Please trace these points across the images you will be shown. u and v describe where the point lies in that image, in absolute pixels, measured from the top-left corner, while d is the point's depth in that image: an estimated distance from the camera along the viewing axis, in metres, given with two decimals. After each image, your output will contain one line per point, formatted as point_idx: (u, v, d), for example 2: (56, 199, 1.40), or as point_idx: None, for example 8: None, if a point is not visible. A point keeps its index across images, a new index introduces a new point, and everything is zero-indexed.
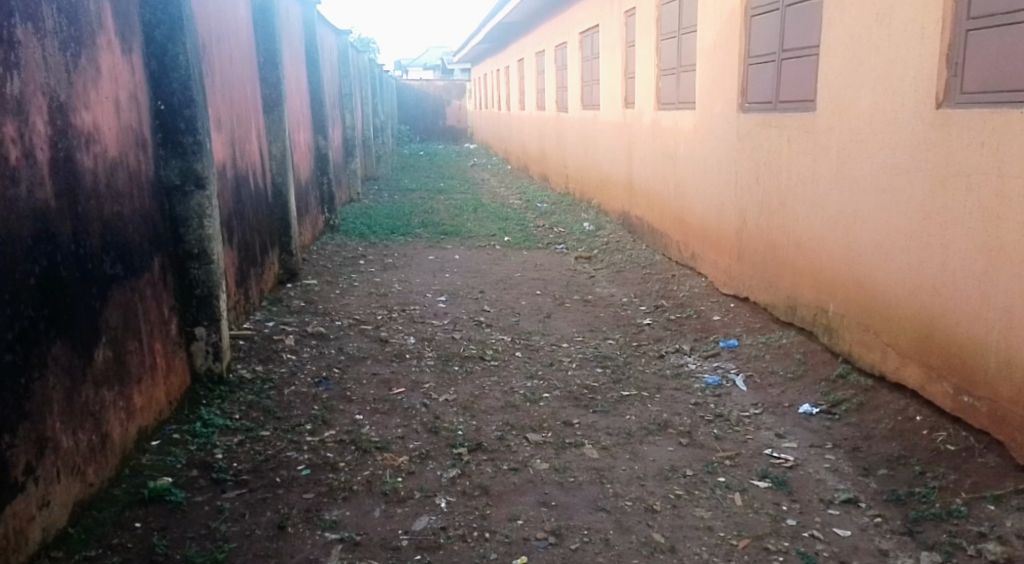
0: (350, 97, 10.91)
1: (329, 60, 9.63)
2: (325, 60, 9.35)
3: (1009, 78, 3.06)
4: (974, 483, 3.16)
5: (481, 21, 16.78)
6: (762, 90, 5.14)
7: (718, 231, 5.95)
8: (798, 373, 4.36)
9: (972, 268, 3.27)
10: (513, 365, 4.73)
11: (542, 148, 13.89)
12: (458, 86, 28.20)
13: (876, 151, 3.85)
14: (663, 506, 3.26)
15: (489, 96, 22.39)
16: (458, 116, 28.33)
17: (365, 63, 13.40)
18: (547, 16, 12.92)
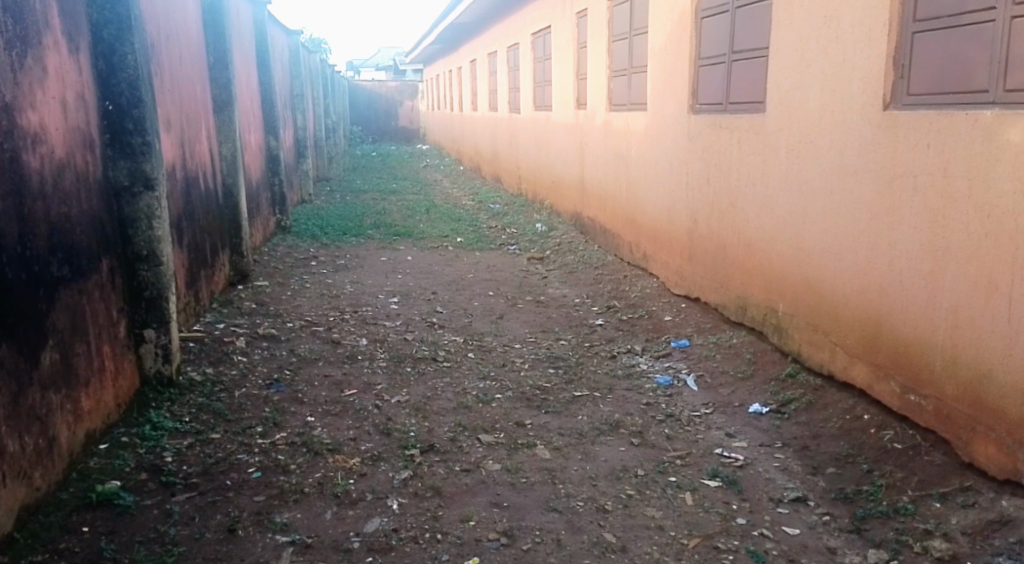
0: (302, 98, 10.87)
1: (279, 60, 9.58)
2: (276, 60, 9.30)
3: (955, 80, 3.09)
4: (920, 480, 3.15)
5: (432, 24, 16.89)
6: (711, 92, 5.23)
7: (670, 232, 6.01)
8: (747, 373, 4.46)
9: (918, 268, 3.27)
10: (466, 366, 4.80)
11: (493, 148, 14.03)
12: (411, 87, 28.38)
13: (826, 151, 3.88)
14: (615, 506, 3.24)
15: (442, 97, 22.57)
16: (412, 117, 28.65)
17: (316, 64, 13.35)
18: (497, 18, 13.04)
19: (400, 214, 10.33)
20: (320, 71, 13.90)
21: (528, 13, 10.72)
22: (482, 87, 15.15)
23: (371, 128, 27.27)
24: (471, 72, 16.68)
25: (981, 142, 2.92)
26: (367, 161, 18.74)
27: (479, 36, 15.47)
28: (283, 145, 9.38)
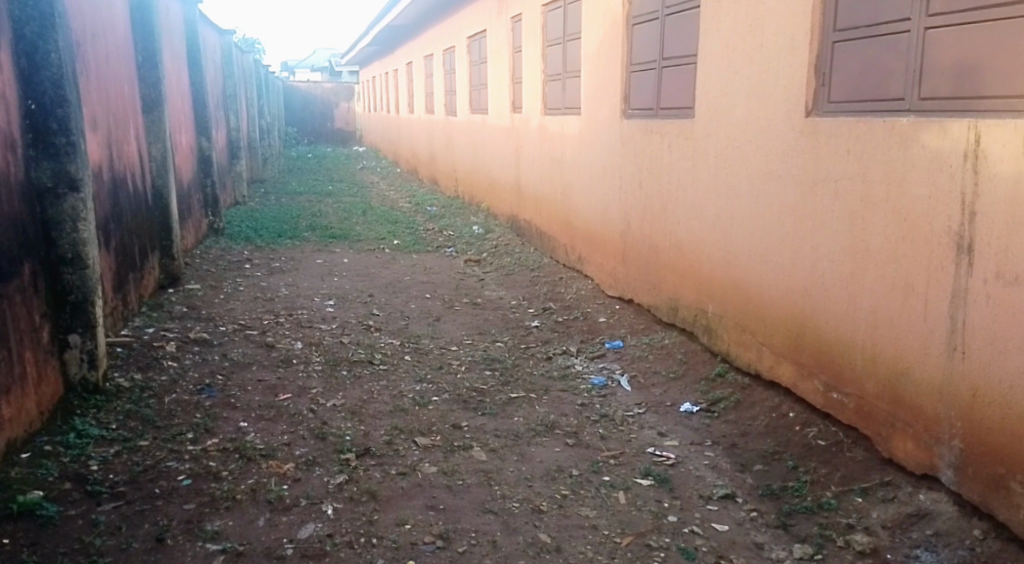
0: (235, 98, 10.68)
1: (211, 60, 9.40)
2: (208, 59, 9.12)
3: (872, 88, 3.21)
4: (843, 476, 3.25)
5: (368, 25, 16.79)
6: (643, 97, 5.36)
7: (603, 234, 6.10)
8: (679, 372, 4.59)
9: (840, 270, 3.38)
10: (402, 369, 4.79)
11: (428, 151, 14.05)
12: (347, 89, 28.34)
13: (753, 156, 3.99)
14: (550, 506, 3.27)
15: (377, 99, 22.49)
16: (346, 119, 28.56)
17: (249, 64, 13.13)
18: (433, 20, 13.04)
19: (335, 216, 10.21)
20: (254, 71, 13.64)
21: (463, 17, 10.74)
22: (417, 89, 15.15)
23: (308, 128, 26.86)
24: (407, 74, 16.61)
25: (897, 148, 3.01)
26: (303, 162, 18.46)
27: (414, 38, 15.41)
28: (215, 146, 9.18)
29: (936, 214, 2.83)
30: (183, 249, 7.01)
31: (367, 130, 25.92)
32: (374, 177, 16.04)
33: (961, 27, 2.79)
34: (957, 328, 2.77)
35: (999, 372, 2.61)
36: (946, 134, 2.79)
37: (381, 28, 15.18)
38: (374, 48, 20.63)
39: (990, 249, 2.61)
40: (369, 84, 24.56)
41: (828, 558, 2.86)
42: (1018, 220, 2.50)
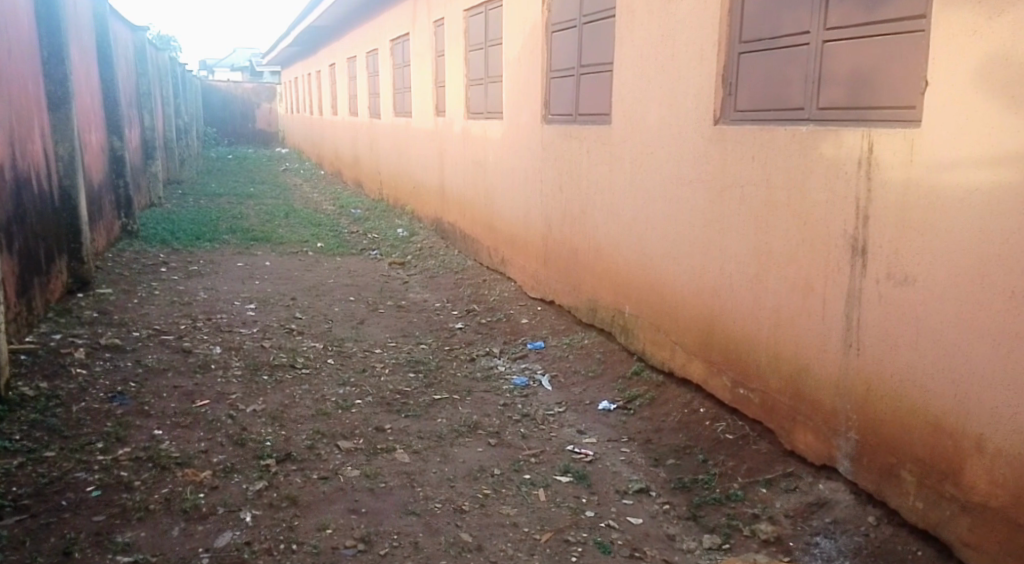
0: (149, 96, 10.35)
1: (123, 56, 9.08)
2: (119, 56, 8.81)
3: (774, 98, 3.38)
4: (749, 468, 3.41)
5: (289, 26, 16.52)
6: (563, 103, 5.47)
7: (525, 237, 6.19)
8: (598, 372, 4.72)
9: (746, 271, 3.53)
10: (325, 372, 4.76)
11: (353, 153, 13.92)
12: (268, 90, 27.78)
13: (667, 161, 4.13)
14: (471, 506, 3.31)
15: (300, 100, 22.13)
16: (268, 119, 28.00)
17: (164, 62, 12.73)
18: (356, 22, 12.94)
19: (256, 218, 10.01)
20: (170, 69, 13.24)
21: (386, 20, 10.70)
22: (340, 91, 15.00)
23: (228, 128, 26.19)
24: (330, 75, 16.40)
25: (798, 156, 3.16)
26: (223, 163, 18.00)
27: (336, 40, 15.24)
28: (128, 146, 8.87)
29: (832, 219, 3.00)
30: (93, 252, 6.76)
31: (290, 131, 25.47)
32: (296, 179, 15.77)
33: (852, 42, 2.96)
34: (852, 325, 2.92)
35: (888, 366, 2.76)
36: (840, 142, 2.94)
37: (303, 28, 14.95)
38: (296, 48, 20.30)
39: (880, 252, 2.77)
40: (291, 85, 24.14)
41: (735, 547, 2.99)
42: (906, 225, 2.66)
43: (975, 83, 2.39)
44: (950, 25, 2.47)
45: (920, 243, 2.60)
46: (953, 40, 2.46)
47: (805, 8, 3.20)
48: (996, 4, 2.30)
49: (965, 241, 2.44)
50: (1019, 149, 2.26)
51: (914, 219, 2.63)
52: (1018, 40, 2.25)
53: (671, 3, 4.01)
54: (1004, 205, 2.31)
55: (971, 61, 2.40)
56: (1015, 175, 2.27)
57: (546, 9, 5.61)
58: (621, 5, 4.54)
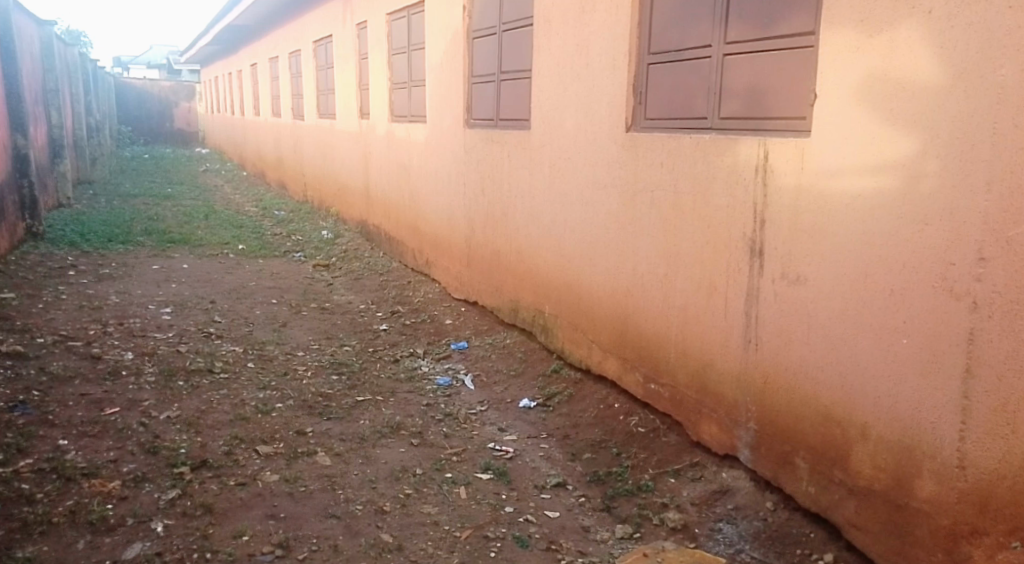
0: (56, 93, 9.95)
1: (28, 51, 8.72)
2: (23, 50, 8.46)
3: (680, 107, 3.54)
4: (659, 459, 3.56)
5: (208, 24, 16.14)
6: (484, 107, 5.56)
7: (449, 239, 6.25)
8: (519, 370, 4.82)
9: (656, 271, 3.68)
10: (244, 376, 4.70)
11: (276, 154, 13.69)
12: (187, 88, 27.00)
13: (584, 166, 4.26)
14: (392, 506, 3.34)
15: (220, 99, 21.61)
16: (187, 118, 27.20)
17: (74, 57, 12.25)
18: (278, 21, 12.74)
19: (173, 219, 9.75)
20: (80, 65, 12.76)
21: (308, 20, 10.58)
22: (262, 91, 14.73)
23: (144, 127, 25.33)
24: (251, 74, 16.09)
25: (702, 162, 3.32)
26: (138, 163, 17.41)
27: (258, 38, 14.96)
28: (33, 144, 8.53)
29: (732, 222, 3.16)
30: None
31: (210, 131, 24.81)
32: (217, 179, 15.40)
33: (749, 57, 3.14)
34: (751, 322, 3.09)
35: (784, 360, 2.92)
36: (739, 150, 3.11)
37: (223, 26, 14.63)
38: (215, 46, 19.82)
39: (776, 254, 2.93)
40: (211, 83, 23.54)
41: (645, 536, 3.12)
42: (798, 228, 2.82)
43: (858, 96, 2.56)
44: (835, 42, 2.64)
45: (811, 245, 2.77)
46: (836, 57, 2.64)
47: (708, 22, 3.36)
48: (874, 23, 2.48)
49: (850, 243, 2.61)
50: (896, 157, 2.44)
51: (805, 223, 2.80)
52: (894, 57, 2.43)
53: (586, 14, 4.14)
54: (884, 210, 2.49)
55: (854, 76, 2.58)
56: (893, 182, 2.45)
57: (467, 15, 5.69)
58: (539, 13, 4.66)
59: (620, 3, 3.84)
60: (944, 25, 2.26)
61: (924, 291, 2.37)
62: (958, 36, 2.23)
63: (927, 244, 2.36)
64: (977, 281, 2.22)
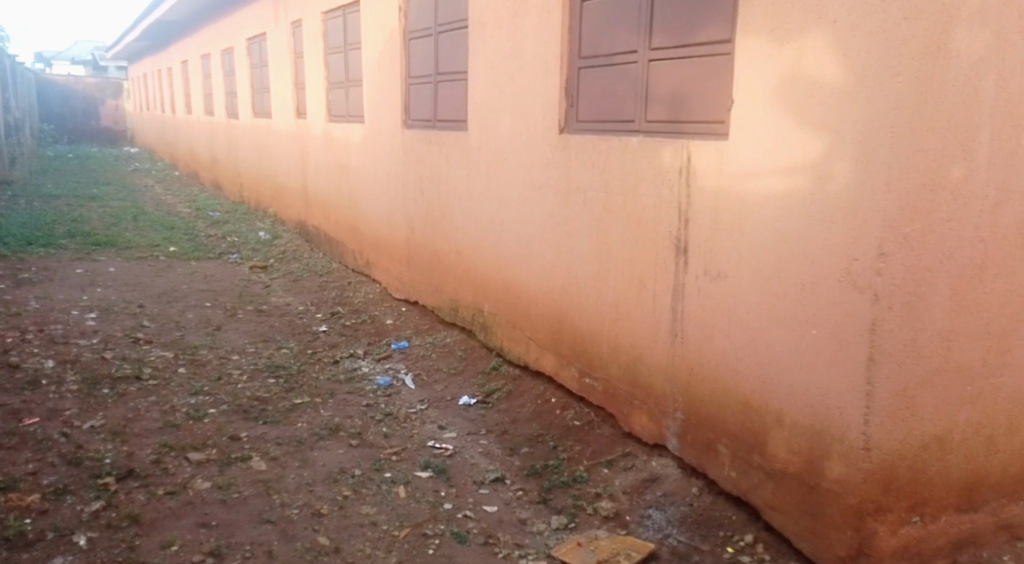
0: None
1: None
2: None
3: (609, 110, 3.67)
4: (593, 451, 3.69)
5: (136, 21, 15.72)
6: (421, 108, 5.61)
7: (389, 240, 6.28)
8: (459, 368, 4.90)
9: (590, 269, 3.81)
10: (175, 383, 4.65)
11: (210, 153, 13.43)
12: (114, 86, 26.20)
13: (519, 167, 4.36)
14: (329, 509, 3.36)
15: (150, 97, 21.04)
16: (115, 117, 26.39)
17: None
18: (210, 18, 12.50)
19: (99, 221, 9.50)
20: None
21: (241, 18, 10.43)
22: (194, 90, 14.43)
23: (69, 127, 24.48)
24: (182, 73, 15.73)
25: (631, 164, 3.45)
26: (63, 163, 16.83)
27: (188, 36, 14.64)
28: None
29: (659, 222, 3.30)
30: None
31: (139, 130, 24.12)
32: (148, 180, 15.02)
33: (672, 64, 3.28)
34: (678, 317, 3.23)
35: (708, 352, 3.07)
36: (664, 152, 3.24)
37: (151, 22, 14.26)
38: (145, 43, 19.30)
39: (700, 251, 3.07)
40: (140, 81, 22.89)
41: (579, 525, 3.23)
42: (719, 227, 2.96)
43: (771, 100, 2.69)
44: (751, 49, 2.77)
45: (732, 243, 2.91)
46: (750, 65, 2.78)
47: (635, 29, 3.50)
48: (785, 32, 2.61)
49: (766, 240, 2.75)
50: (806, 159, 2.57)
51: (725, 222, 2.94)
52: (804, 63, 2.55)
53: (518, 18, 4.24)
54: (795, 209, 2.62)
55: (767, 82, 2.71)
56: (804, 182, 2.58)
57: (402, 16, 5.74)
58: (473, 16, 4.73)
59: (551, 8, 3.95)
60: (847, 34, 2.38)
61: (833, 284, 2.51)
62: (859, 45, 2.35)
63: (834, 241, 2.49)
64: (878, 275, 2.37)
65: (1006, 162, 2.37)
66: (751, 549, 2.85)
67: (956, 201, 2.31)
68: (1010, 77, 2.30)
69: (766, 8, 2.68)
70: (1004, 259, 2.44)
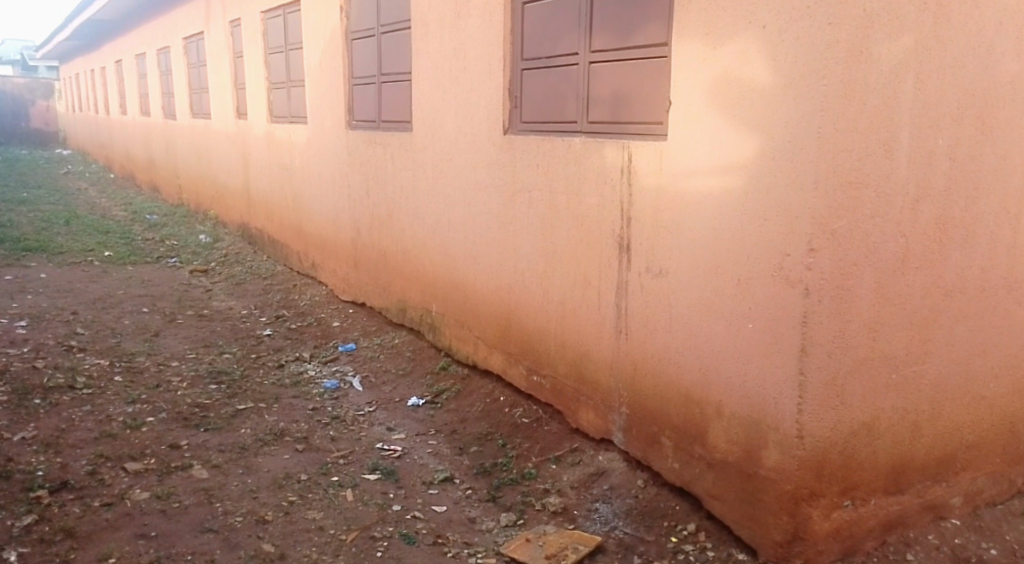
0: None
1: None
2: None
3: (552, 111, 3.72)
4: (541, 448, 3.74)
5: (66, 19, 15.23)
6: (365, 109, 5.59)
7: (334, 242, 6.24)
8: (407, 369, 4.90)
9: (536, 268, 3.86)
10: (111, 392, 4.54)
11: (147, 155, 13.10)
12: (44, 85, 25.32)
13: (465, 168, 4.38)
14: (275, 515, 3.33)
15: (82, 97, 20.40)
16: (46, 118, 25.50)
17: None
18: (144, 17, 12.20)
19: (29, 226, 9.18)
20: None
21: (177, 17, 10.20)
22: (129, 90, 14.05)
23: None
24: (115, 72, 15.33)
25: (573, 164, 3.51)
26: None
27: (122, 35, 14.26)
28: None
29: (602, 221, 3.36)
30: None
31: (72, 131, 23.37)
32: (82, 183, 14.57)
33: (611, 66, 3.35)
34: (622, 314, 3.30)
35: (651, 348, 3.15)
36: (605, 152, 3.31)
37: (82, 21, 13.83)
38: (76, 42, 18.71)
39: (642, 249, 3.14)
40: (72, 81, 22.17)
41: (528, 522, 3.28)
42: (660, 225, 3.04)
43: (707, 102, 2.77)
44: (686, 53, 2.85)
45: (672, 241, 2.98)
46: (685, 68, 2.86)
47: (575, 31, 3.56)
48: (718, 36, 2.69)
49: (705, 238, 2.83)
50: (740, 158, 2.65)
51: (665, 220, 3.01)
52: (736, 67, 2.63)
53: (461, 20, 4.27)
54: (732, 207, 2.70)
55: (702, 84, 2.78)
56: (739, 181, 2.66)
57: (344, 17, 5.71)
58: (416, 18, 4.74)
59: (493, 11, 3.99)
60: (776, 39, 2.46)
61: (767, 279, 2.60)
62: (787, 49, 2.43)
63: (768, 237, 2.58)
64: (809, 270, 2.46)
65: (925, 160, 2.50)
66: (694, 538, 2.94)
67: (879, 197, 2.44)
68: (928, 79, 2.43)
69: (701, 13, 2.76)
70: (925, 252, 2.58)
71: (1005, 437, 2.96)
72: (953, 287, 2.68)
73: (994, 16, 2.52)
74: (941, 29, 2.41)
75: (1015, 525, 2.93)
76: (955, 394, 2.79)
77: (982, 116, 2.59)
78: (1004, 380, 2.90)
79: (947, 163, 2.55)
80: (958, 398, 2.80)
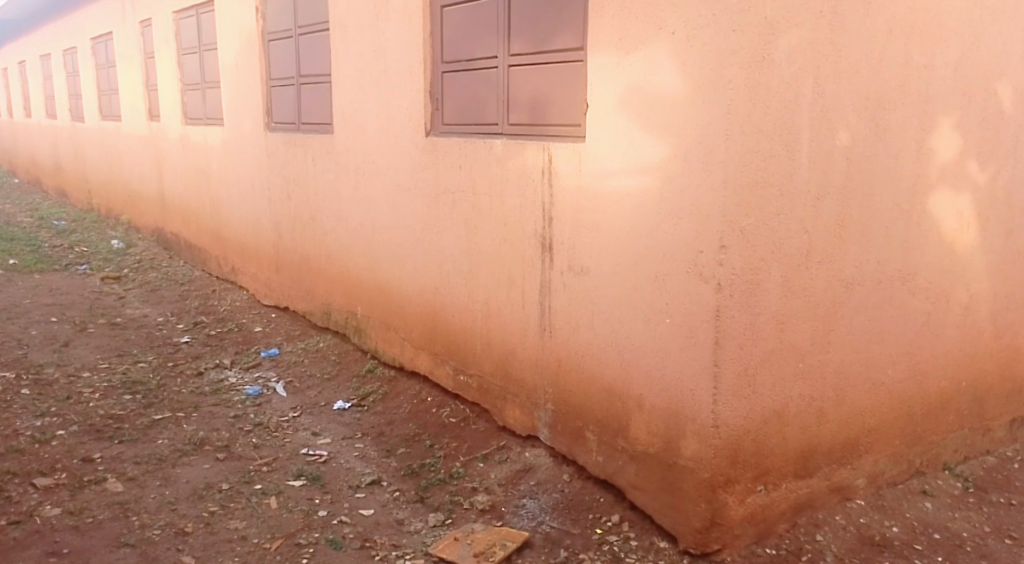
0: None
1: None
2: None
3: (473, 113, 3.76)
4: (469, 447, 3.77)
5: None
6: (284, 111, 5.51)
7: (254, 246, 6.11)
8: (333, 373, 4.86)
9: (460, 268, 3.88)
10: (17, 405, 4.34)
11: (53, 159, 12.52)
12: None
13: (388, 169, 4.37)
14: (195, 526, 3.25)
15: None
16: None
17: None
18: (47, 15, 11.66)
19: None
20: None
21: (83, 16, 9.79)
22: (32, 91, 13.40)
23: None
24: (17, 72, 14.59)
25: (495, 165, 3.55)
26: None
27: (24, 34, 13.61)
28: None
29: (524, 221, 3.42)
30: None
31: None
32: None
33: (529, 69, 3.41)
34: (545, 312, 3.36)
35: (574, 344, 3.21)
36: (525, 154, 3.36)
37: None
38: None
39: (564, 247, 3.21)
40: None
41: (456, 520, 3.30)
42: (580, 224, 3.11)
43: (622, 105, 2.85)
44: (601, 57, 2.93)
45: (592, 240, 3.05)
46: (600, 72, 2.94)
47: (494, 35, 3.60)
48: (630, 41, 2.78)
49: (623, 236, 2.91)
50: (655, 159, 2.73)
51: (584, 220, 3.08)
52: (649, 71, 2.71)
53: (380, 22, 4.27)
54: (648, 206, 2.78)
55: (618, 87, 2.86)
56: (653, 182, 2.75)
57: (261, 17, 5.61)
58: (334, 19, 4.70)
59: (412, 14, 4.01)
60: (685, 44, 2.55)
61: (682, 276, 2.68)
62: (696, 54, 2.52)
63: (681, 235, 2.66)
64: (720, 266, 2.55)
65: (825, 160, 2.65)
66: (618, 529, 3.01)
67: (783, 195, 2.58)
68: (825, 84, 2.57)
69: (614, 18, 2.83)
70: (827, 247, 2.73)
71: (904, 420, 3.15)
72: (853, 280, 2.85)
73: (885, 24, 2.68)
74: (835, 36, 2.55)
75: (914, 503, 3.12)
76: (858, 381, 2.95)
77: (876, 118, 2.76)
78: (901, 366, 3.09)
79: (845, 163, 2.71)
80: (860, 384, 2.96)
